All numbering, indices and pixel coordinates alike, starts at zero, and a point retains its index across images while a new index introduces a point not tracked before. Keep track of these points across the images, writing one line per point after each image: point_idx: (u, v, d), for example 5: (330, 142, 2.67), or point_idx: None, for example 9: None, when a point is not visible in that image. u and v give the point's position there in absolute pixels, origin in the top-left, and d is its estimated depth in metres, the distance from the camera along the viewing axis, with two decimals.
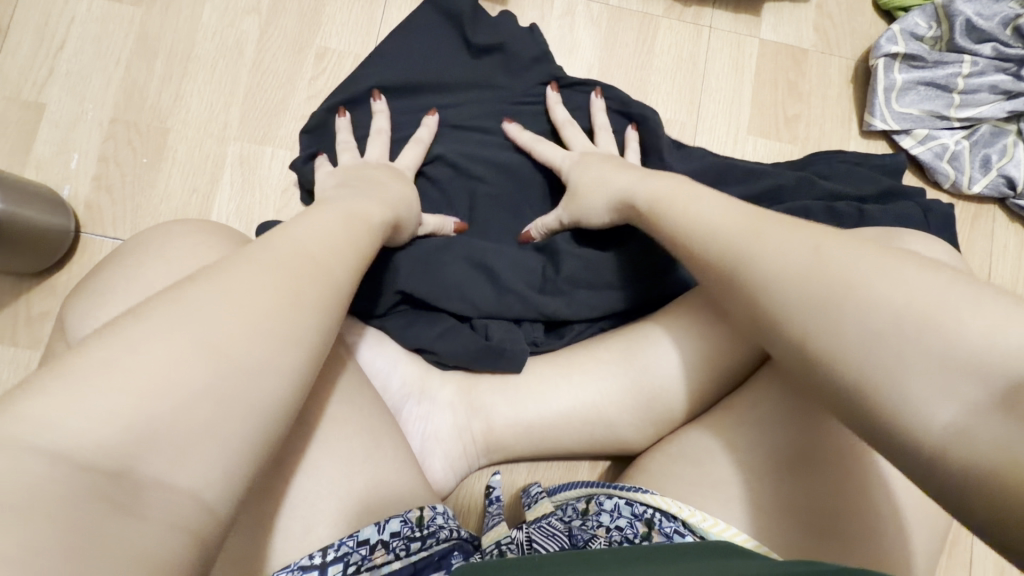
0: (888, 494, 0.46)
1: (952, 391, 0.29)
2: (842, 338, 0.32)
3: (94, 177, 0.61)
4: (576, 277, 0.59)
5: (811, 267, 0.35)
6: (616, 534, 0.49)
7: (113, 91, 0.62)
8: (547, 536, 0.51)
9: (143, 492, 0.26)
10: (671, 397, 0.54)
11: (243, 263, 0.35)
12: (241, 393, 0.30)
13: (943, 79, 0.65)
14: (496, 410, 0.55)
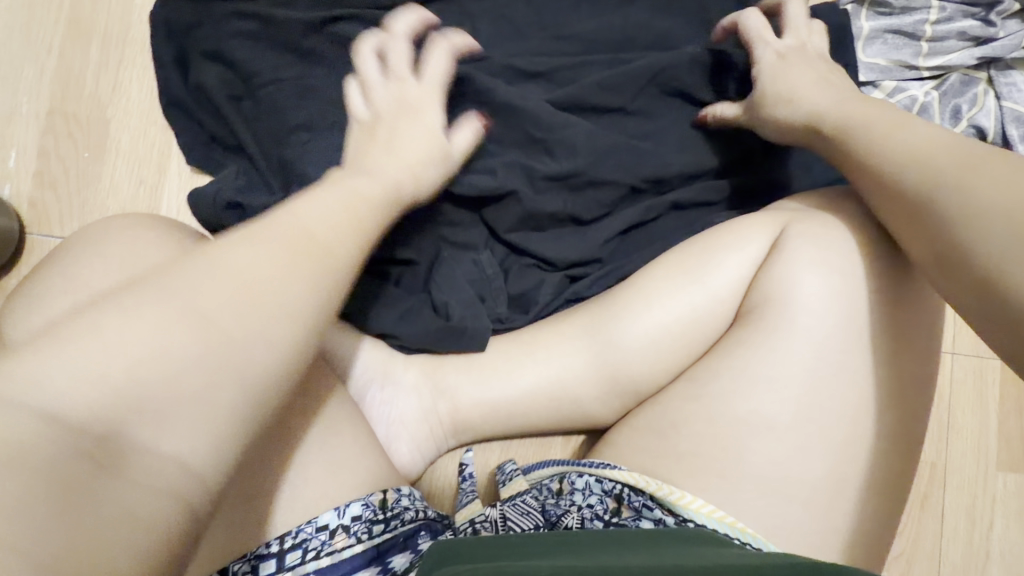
0: (853, 455, 0.46)
1: None
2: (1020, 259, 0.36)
3: (35, 173, 0.59)
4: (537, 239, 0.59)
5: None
6: (586, 512, 0.49)
7: (48, 81, 0.60)
8: (521, 514, 0.51)
9: (126, 454, 0.28)
10: (636, 372, 0.53)
11: (256, 237, 0.34)
12: (234, 359, 0.30)
13: (910, 27, 0.63)
14: (461, 391, 0.55)
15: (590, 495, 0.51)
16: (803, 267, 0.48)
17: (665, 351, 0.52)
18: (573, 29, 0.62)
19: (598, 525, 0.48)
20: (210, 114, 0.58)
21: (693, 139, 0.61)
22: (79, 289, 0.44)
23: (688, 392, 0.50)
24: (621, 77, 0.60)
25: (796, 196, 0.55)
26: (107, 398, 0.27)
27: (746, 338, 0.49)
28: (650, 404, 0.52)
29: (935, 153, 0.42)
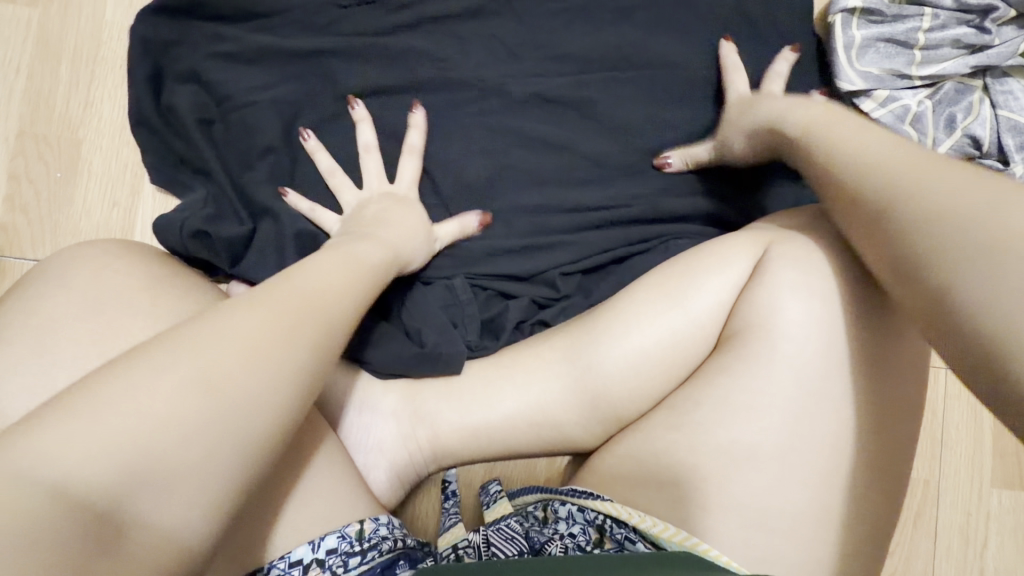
0: (835, 492, 0.44)
1: None
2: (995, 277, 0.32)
3: (6, 197, 0.58)
4: (505, 267, 0.58)
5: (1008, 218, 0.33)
6: (568, 541, 0.49)
7: (16, 102, 0.59)
8: (505, 539, 0.50)
9: (125, 524, 0.28)
10: (618, 398, 0.51)
11: (248, 303, 0.35)
12: (234, 423, 0.31)
13: (903, 34, 0.60)
14: (440, 416, 0.54)
15: (573, 524, 0.51)
16: (786, 293, 0.46)
17: (645, 377, 0.50)
18: (554, 40, 0.60)
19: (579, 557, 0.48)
20: (183, 134, 0.57)
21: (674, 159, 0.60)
22: (42, 324, 0.43)
23: (669, 421, 0.49)
24: (603, 101, 0.60)
25: (775, 217, 0.54)
26: (126, 461, 0.28)
27: (728, 366, 0.47)
28: (631, 431, 0.51)
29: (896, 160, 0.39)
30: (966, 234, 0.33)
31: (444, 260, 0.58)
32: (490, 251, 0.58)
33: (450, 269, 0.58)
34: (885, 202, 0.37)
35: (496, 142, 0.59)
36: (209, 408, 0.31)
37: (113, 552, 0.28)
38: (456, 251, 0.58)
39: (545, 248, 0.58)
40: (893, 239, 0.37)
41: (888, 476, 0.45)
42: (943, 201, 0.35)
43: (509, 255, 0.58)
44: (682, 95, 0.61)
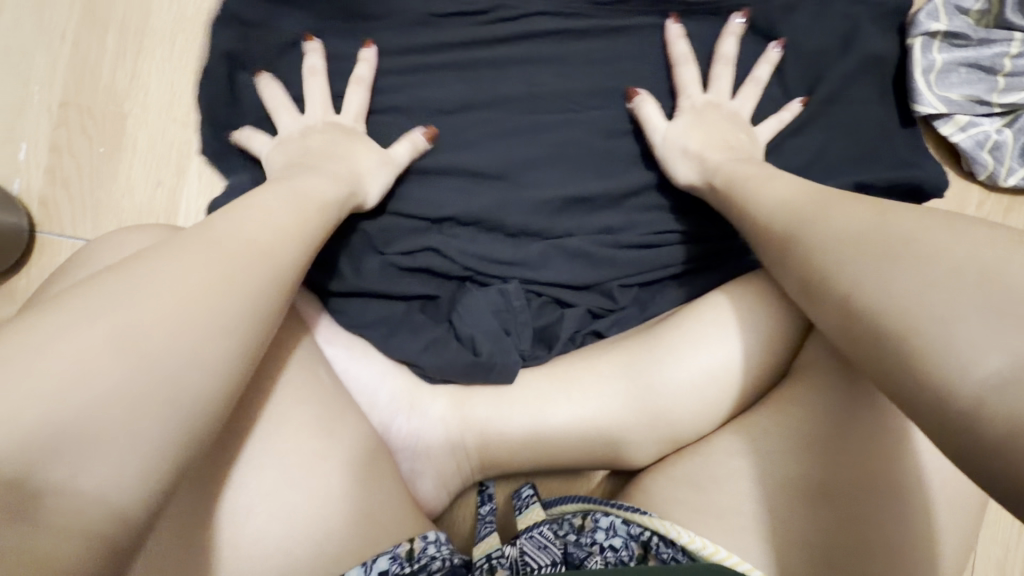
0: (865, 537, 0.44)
1: (986, 343, 0.28)
2: (889, 288, 0.33)
3: (46, 169, 0.55)
4: (562, 272, 0.56)
5: (869, 230, 0.36)
6: (610, 555, 0.47)
7: (61, 71, 0.56)
8: (539, 548, 0.48)
9: (41, 496, 0.26)
10: (677, 419, 0.50)
11: (190, 246, 0.34)
12: (161, 385, 0.30)
13: (988, 61, 0.59)
14: (491, 426, 0.52)
15: (613, 537, 0.48)
16: None
17: (708, 399, 0.50)
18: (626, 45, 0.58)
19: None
20: (237, 119, 0.55)
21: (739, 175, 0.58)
22: None
23: (733, 447, 0.49)
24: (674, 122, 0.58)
25: None
26: (38, 426, 0.26)
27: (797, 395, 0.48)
28: (689, 455, 0.50)
29: (794, 198, 0.43)
30: (843, 248, 0.36)
31: (503, 260, 0.55)
32: (550, 257, 0.56)
33: (508, 272, 0.56)
34: (786, 229, 0.42)
35: (567, 148, 0.57)
36: (130, 379, 0.29)
37: (30, 523, 0.26)
38: (517, 253, 0.56)
39: (606, 256, 0.56)
40: (797, 255, 0.40)
41: (876, 519, 0.44)
42: (836, 230, 0.38)
43: (569, 262, 0.56)
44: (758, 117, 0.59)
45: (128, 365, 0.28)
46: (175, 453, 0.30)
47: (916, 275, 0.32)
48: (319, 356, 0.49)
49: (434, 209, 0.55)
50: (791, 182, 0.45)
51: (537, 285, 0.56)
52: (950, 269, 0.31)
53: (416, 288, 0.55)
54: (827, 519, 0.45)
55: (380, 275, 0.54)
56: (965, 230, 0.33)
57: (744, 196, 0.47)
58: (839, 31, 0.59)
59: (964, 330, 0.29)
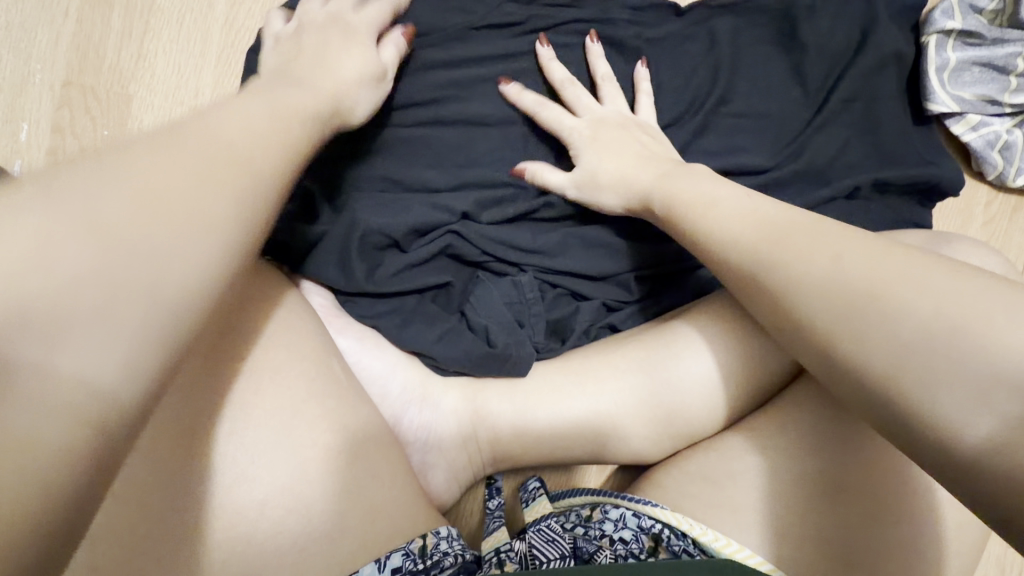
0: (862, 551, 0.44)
1: (979, 404, 0.27)
2: (874, 351, 0.31)
3: (47, 150, 0.54)
4: (581, 263, 0.55)
5: (835, 283, 0.33)
6: (620, 548, 0.46)
7: (63, 49, 0.54)
8: (546, 541, 0.48)
9: None
10: (691, 414, 0.51)
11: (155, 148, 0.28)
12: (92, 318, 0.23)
13: (1002, 60, 0.59)
14: (503, 418, 0.52)
15: (622, 529, 0.48)
16: None
17: (721, 394, 0.51)
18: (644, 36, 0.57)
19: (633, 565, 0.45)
20: None
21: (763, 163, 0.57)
22: None
23: (752, 444, 0.49)
24: (689, 115, 0.58)
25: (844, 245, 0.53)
26: None
27: (805, 397, 0.49)
28: (703, 451, 0.50)
29: (744, 225, 0.39)
30: (821, 301, 0.33)
31: (523, 248, 0.54)
32: (566, 247, 0.55)
33: (526, 261, 0.54)
34: (752, 268, 0.38)
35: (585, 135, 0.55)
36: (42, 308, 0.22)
37: None
38: (532, 243, 0.54)
39: (624, 248, 0.55)
40: (765, 297, 0.37)
41: (874, 525, 0.44)
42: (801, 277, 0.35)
43: (584, 252, 0.55)
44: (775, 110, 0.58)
45: (70, 270, 0.23)
46: (139, 385, 0.25)
47: (892, 332, 0.30)
48: (331, 347, 0.48)
49: (448, 202, 0.53)
50: (741, 200, 0.41)
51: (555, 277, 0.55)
52: (926, 324, 0.30)
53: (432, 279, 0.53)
54: (828, 525, 0.45)
55: (392, 265, 0.52)
56: (940, 284, 0.31)
57: (692, 223, 0.43)
58: (858, 25, 0.59)
59: (949, 395, 0.28)
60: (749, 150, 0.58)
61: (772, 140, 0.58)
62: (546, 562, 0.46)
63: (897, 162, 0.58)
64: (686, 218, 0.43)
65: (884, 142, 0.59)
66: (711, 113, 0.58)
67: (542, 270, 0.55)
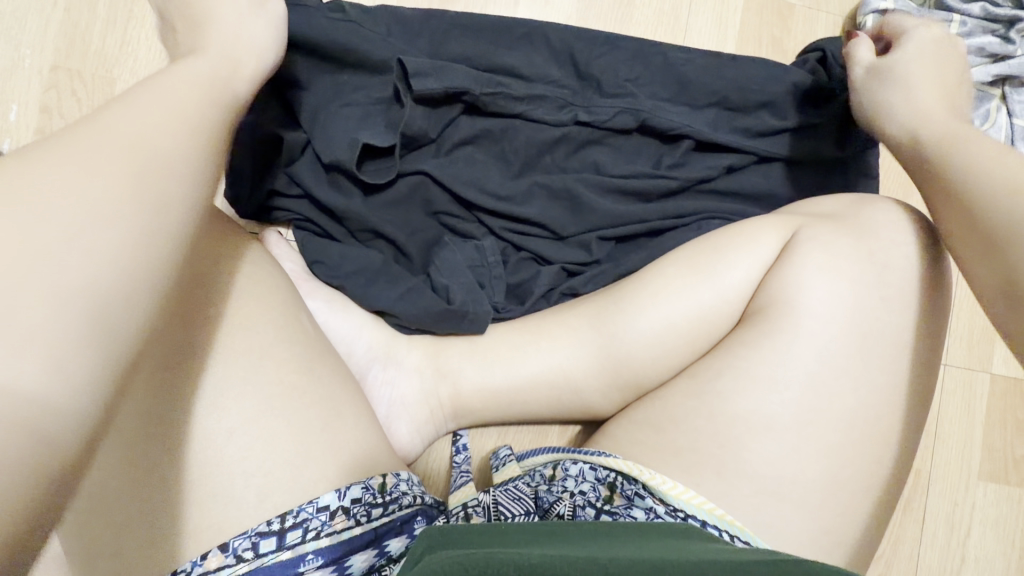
0: (807, 480, 0.46)
1: None
2: None
3: (36, 130, 0.57)
4: (540, 212, 0.59)
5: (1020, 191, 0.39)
6: (579, 498, 0.50)
7: (52, 36, 0.58)
8: (512, 499, 0.52)
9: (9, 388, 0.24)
10: (644, 366, 0.53)
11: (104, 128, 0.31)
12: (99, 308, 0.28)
13: None
14: (463, 374, 0.55)
15: (581, 483, 0.51)
16: (812, 274, 0.49)
17: (670, 348, 0.52)
18: (602, 51, 0.61)
19: (589, 512, 0.48)
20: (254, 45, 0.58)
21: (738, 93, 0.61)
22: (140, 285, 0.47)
23: (690, 389, 0.50)
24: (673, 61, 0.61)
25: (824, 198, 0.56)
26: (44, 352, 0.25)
27: (750, 339, 0.49)
28: (649, 399, 0.53)
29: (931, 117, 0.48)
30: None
31: (490, 196, 0.59)
32: (532, 195, 0.60)
33: (487, 215, 0.59)
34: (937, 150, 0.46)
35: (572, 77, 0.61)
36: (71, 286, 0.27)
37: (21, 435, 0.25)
38: (498, 195, 0.59)
39: (577, 205, 0.60)
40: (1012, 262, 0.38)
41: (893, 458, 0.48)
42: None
43: (550, 202, 0.60)
44: (736, 90, 0.61)
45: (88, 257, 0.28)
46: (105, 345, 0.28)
47: None
48: (300, 304, 0.51)
49: (410, 159, 0.59)
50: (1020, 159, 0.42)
51: (515, 230, 0.60)
52: None
53: (396, 231, 0.58)
54: (789, 467, 0.47)
55: (361, 221, 0.57)
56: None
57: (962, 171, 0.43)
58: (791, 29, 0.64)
59: None
60: (712, 105, 0.62)
61: (728, 118, 0.62)
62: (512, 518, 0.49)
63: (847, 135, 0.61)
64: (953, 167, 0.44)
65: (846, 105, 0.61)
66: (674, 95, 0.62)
67: (504, 227, 0.59)
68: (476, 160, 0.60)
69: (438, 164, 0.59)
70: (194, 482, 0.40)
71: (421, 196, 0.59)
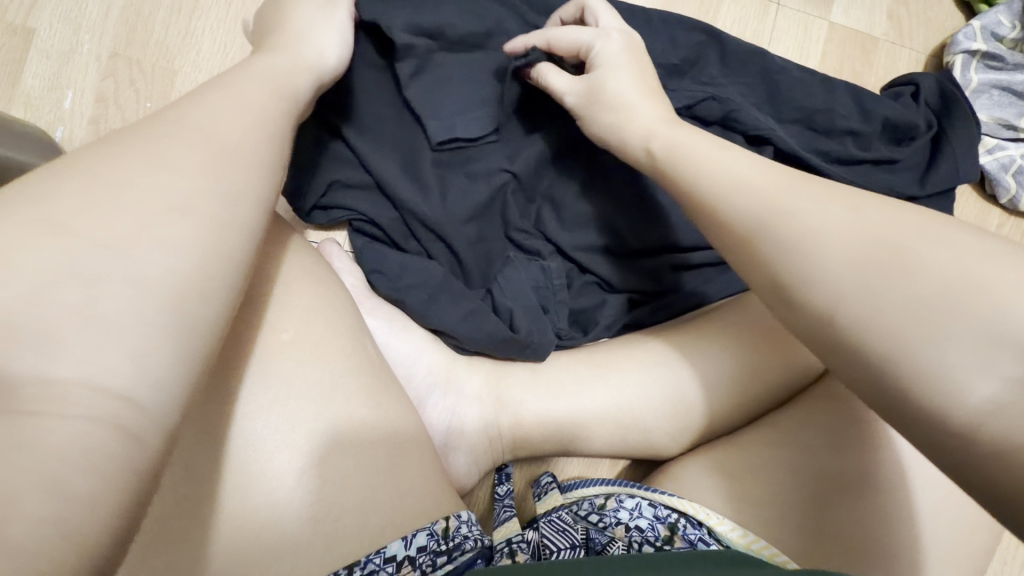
0: (868, 536, 0.46)
1: (983, 364, 0.27)
2: (875, 312, 0.30)
3: (90, 120, 0.54)
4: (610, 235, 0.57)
5: (857, 236, 0.32)
6: (635, 535, 0.47)
7: (113, 22, 0.55)
8: (558, 531, 0.49)
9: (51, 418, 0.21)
10: (710, 410, 0.53)
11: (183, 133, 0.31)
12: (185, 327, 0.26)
13: (1020, 86, 0.61)
14: (525, 406, 0.52)
15: (638, 518, 0.48)
16: None
17: (738, 392, 0.53)
18: (694, 63, 0.59)
19: (647, 550, 0.46)
20: None
21: (824, 118, 0.59)
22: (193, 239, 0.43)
23: (761, 438, 0.52)
24: (756, 85, 0.59)
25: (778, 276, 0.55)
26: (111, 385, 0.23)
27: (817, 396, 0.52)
28: (720, 445, 0.52)
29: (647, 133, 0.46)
30: (843, 258, 0.31)
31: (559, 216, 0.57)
32: (601, 218, 0.58)
33: (554, 237, 0.57)
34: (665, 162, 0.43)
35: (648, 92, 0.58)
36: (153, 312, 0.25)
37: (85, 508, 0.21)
38: (570, 213, 0.58)
39: (653, 232, 0.57)
40: (760, 257, 0.35)
41: (849, 489, 0.47)
42: (817, 228, 0.33)
43: (621, 227, 0.57)
44: (821, 112, 0.59)
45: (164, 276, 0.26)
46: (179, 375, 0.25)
47: (907, 296, 0.29)
48: (363, 327, 0.49)
49: (488, 162, 0.56)
50: (742, 159, 0.40)
51: (582, 253, 0.57)
52: (938, 289, 0.28)
53: (461, 247, 0.55)
54: (836, 515, 0.47)
55: (434, 228, 0.55)
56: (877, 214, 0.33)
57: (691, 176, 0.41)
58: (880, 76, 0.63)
59: (956, 360, 0.27)
60: (799, 132, 0.59)
61: (811, 137, 0.59)
62: (558, 552, 0.46)
63: (942, 172, 0.58)
64: (687, 177, 0.41)
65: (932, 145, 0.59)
66: (760, 105, 0.59)
67: (572, 249, 0.57)
68: (547, 175, 0.58)
69: (507, 177, 0.56)
70: (246, 522, 0.36)
71: (489, 210, 0.57)
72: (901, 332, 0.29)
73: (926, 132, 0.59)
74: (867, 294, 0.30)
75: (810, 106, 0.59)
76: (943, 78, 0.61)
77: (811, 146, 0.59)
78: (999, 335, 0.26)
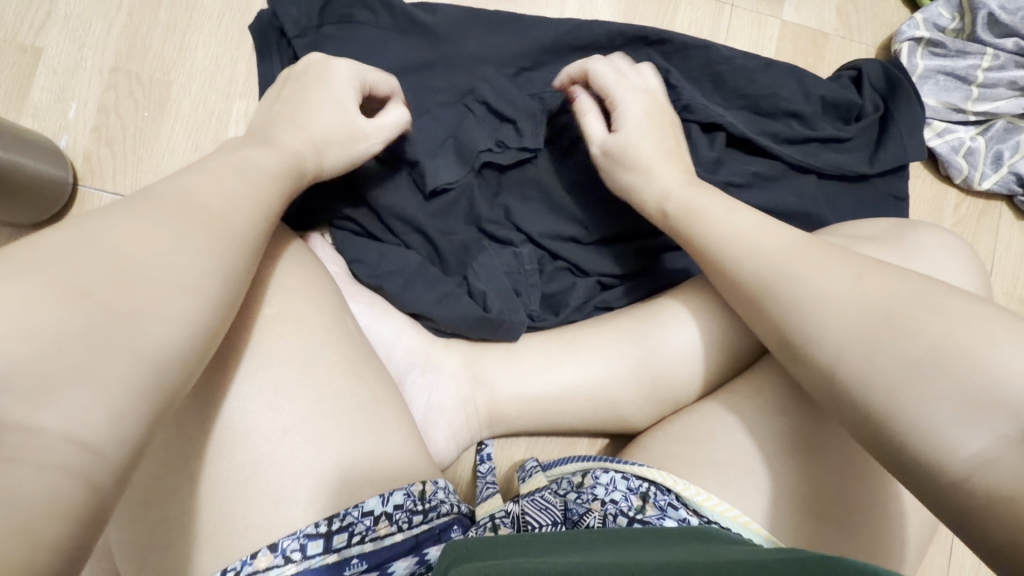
0: (836, 495, 0.47)
1: (976, 422, 0.30)
2: (877, 369, 0.34)
3: (93, 128, 0.59)
4: (579, 222, 0.61)
5: (860, 297, 0.37)
6: (610, 508, 0.48)
7: (114, 39, 0.60)
8: (540, 509, 0.51)
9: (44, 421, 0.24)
10: (676, 381, 0.55)
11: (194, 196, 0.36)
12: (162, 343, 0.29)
13: (963, 71, 0.65)
14: (501, 382, 0.55)
15: (613, 491, 0.50)
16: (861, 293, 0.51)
17: (704, 363, 0.56)
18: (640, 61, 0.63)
19: (621, 521, 0.47)
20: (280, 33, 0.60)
21: (771, 103, 0.63)
22: None
23: (726, 403, 0.53)
24: (703, 73, 0.63)
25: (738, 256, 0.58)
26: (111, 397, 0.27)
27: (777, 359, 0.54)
28: (686, 413, 0.55)
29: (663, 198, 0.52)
30: (834, 317, 0.37)
31: (530, 206, 0.61)
32: (569, 206, 0.61)
33: (525, 226, 0.61)
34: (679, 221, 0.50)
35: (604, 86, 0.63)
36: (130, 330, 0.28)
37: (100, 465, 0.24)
38: (540, 204, 0.61)
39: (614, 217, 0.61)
40: (769, 304, 0.41)
41: (830, 452, 0.48)
42: (818, 292, 0.39)
43: (589, 214, 0.61)
44: (766, 97, 0.63)
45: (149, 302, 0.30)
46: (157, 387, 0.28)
47: (904, 356, 0.33)
48: (345, 308, 0.52)
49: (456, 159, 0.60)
50: (753, 223, 0.46)
51: (552, 239, 0.61)
52: (929, 350, 0.33)
53: (435, 240, 0.59)
54: (810, 478, 0.48)
55: (409, 218, 0.59)
56: (886, 279, 0.38)
57: (706, 235, 0.48)
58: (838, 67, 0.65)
59: (946, 414, 0.31)
60: (748, 116, 0.63)
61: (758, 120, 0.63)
62: (540, 526, 0.48)
63: (892, 156, 0.62)
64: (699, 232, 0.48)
65: (883, 126, 0.63)
66: (709, 94, 0.63)
67: (542, 236, 0.60)
68: (517, 172, 0.61)
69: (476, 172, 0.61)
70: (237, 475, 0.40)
71: (461, 201, 0.60)
72: (905, 391, 0.33)
73: (873, 113, 0.63)
74: (875, 351, 0.35)
75: (756, 93, 0.63)
76: (888, 64, 0.65)
77: (760, 128, 0.63)
78: (974, 390, 0.30)
